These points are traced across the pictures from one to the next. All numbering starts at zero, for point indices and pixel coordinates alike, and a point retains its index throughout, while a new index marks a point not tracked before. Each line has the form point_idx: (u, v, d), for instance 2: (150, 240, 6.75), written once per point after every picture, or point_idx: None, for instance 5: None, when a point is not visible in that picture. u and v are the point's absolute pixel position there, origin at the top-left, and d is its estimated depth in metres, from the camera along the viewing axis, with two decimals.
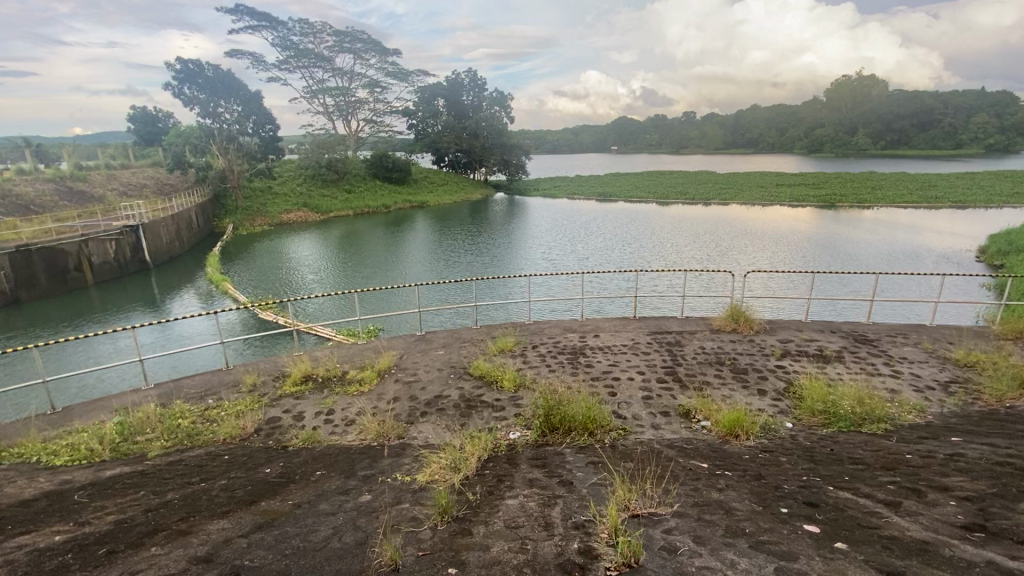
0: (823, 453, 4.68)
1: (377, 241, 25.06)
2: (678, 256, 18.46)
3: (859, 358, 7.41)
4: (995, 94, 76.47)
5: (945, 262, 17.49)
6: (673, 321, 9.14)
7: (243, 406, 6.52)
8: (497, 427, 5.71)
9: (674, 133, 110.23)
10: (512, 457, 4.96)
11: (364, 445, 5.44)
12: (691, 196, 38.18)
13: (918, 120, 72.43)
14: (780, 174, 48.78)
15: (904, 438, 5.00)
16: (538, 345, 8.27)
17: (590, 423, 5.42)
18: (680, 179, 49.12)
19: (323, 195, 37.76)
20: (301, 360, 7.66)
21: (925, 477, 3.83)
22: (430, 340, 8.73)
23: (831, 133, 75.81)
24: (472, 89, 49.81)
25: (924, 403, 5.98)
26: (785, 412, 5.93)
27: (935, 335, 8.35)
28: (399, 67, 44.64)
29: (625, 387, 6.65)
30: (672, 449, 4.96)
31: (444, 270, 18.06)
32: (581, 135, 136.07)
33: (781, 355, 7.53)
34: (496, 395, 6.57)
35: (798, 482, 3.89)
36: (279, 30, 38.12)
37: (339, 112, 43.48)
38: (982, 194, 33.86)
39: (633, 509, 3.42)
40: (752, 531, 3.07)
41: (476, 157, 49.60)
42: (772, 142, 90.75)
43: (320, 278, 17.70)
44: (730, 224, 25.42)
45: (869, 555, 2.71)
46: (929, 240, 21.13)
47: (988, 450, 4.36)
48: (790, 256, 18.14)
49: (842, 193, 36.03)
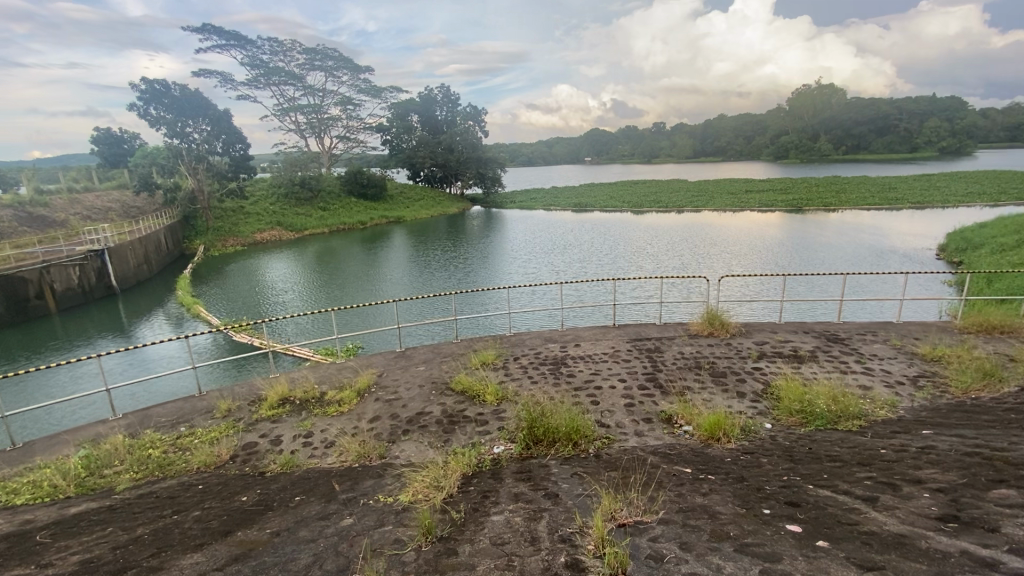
0: (802, 452, 4.77)
1: (354, 258, 24.77)
2: (655, 263, 18.73)
3: (832, 357, 7.61)
4: (944, 100, 80.44)
5: (909, 260, 18.28)
6: (652, 328, 9.23)
7: (218, 433, 6.33)
8: (480, 442, 5.66)
9: (646, 143, 112.38)
10: (496, 471, 4.91)
11: (344, 467, 5.33)
12: (664, 204, 38.94)
13: (876, 126, 75.94)
14: (749, 181, 50.08)
15: (878, 433, 5.13)
16: (519, 357, 8.27)
17: (575, 434, 5.41)
18: (653, 188, 50.15)
19: (297, 213, 37.30)
20: (278, 382, 7.46)
21: (899, 471, 3.93)
22: (410, 356, 8.62)
23: (795, 139, 78.76)
24: (445, 104, 50.33)
25: (895, 399, 6.16)
26: (764, 413, 6.02)
27: (902, 331, 8.64)
28: (371, 83, 44.62)
29: (607, 396, 6.66)
30: (655, 454, 5.02)
31: (421, 285, 17.89)
32: (555, 147, 137.69)
33: (758, 357, 7.68)
34: (478, 409, 6.50)
35: (779, 482, 3.96)
36: (248, 49, 37.80)
37: (311, 129, 43.15)
38: (939, 195, 35.42)
39: (618, 518, 3.40)
40: (737, 534, 3.10)
41: (452, 171, 49.91)
42: (739, 149, 93.50)
43: (294, 298, 17.31)
44: (703, 231, 25.98)
45: (850, 551, 2.75)
46: (893, 240, 22.05)
47: (957, 441, 4.51)
48: (761, 261, 18.62)
49: (808, 198, 37.18)
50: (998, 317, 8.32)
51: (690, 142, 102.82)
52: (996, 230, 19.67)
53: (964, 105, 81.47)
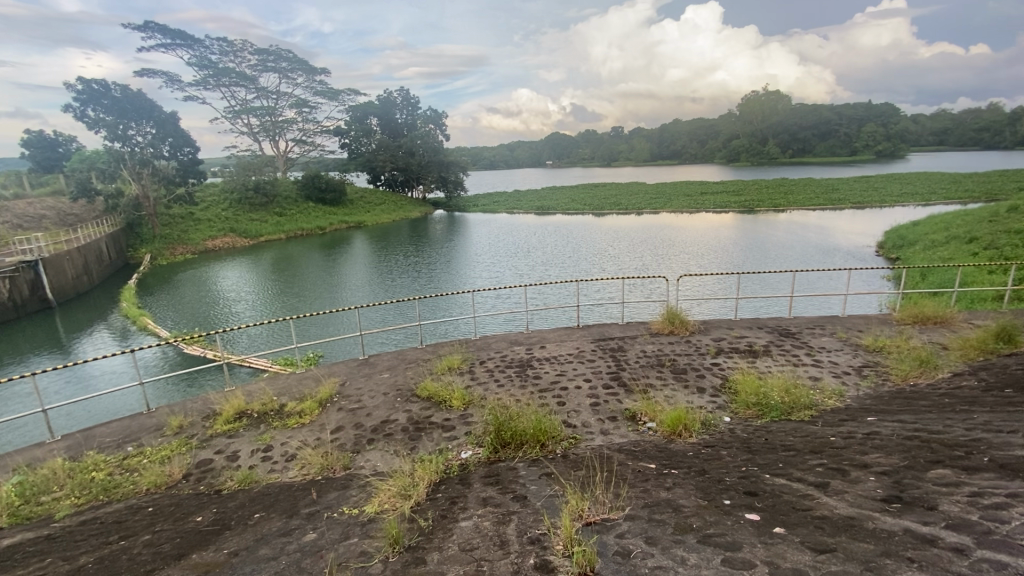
0: (759, 443, 4.96)
1: (314, 265, 24.11)
2: (616, 265, 19.09)
3: (784, 351, 7.95)
4: (879, 106, 85.91)
5: (852, 257, 19.40)
6: (615, 328, 9.42)
7: (169, 451, 6.01)
8: (448, 448, 5.61)
9: (605, 147, 114.57)
10: (464, 477, 4.88)
11: (307, 480, 5.16)
12: (624, 207, 39.81)
13: (819, 131, 80.30)
14: (705, 183, 51.83)
15: (828, 421, 5.41)
16: (485, 360, 8.25)
17: (542, 435, 5.43)
18: (614, 190, 51.19)
19: (251, 219, 36.01)
20: (233, 395, 7.15)
21: (848, 456, 4.15)
22: (374, 363, 8.44)
23: (746, 143, 82.27)
24: (405, 107, 50.05)
25: (842, 388, 6.50)
26: (722, 407, 6.23)
27: (847, 324, 9.12)
28: (327, 85, 43.66)
29: (573, 396, 6.74)
30: (621, 452, 5.11)
31: (383, 291, 17.60)
32: (517, 150, 138.48)
33: (716, 353, 7.94)
34: (445, 414, 6.44)
35: (738, 473, 4.10)
36: (196, 49, 36.30)
37: (265, 132, 41.78)
38: (877, 195, 37.77)
39: (586, 517, 3.43)
40: (699, 525, 3.18)
41: (413, 175, 49.43)
42: (694, 153, 96.68)
43: (250, 308, 16.68)
44: (661, 233, 26.75)
45: (804, 535, 2.88)
46: (837, 238, 23.33)
47: (898, 426, 4.81)
48: (717, 260, 19.31)
49: (759, 199, 38.90)
50: (931, 309, 8.91)
51: (647, 147, 105.68)
52: (928, 228, 21.10)
53: (897, 111, 87.27)
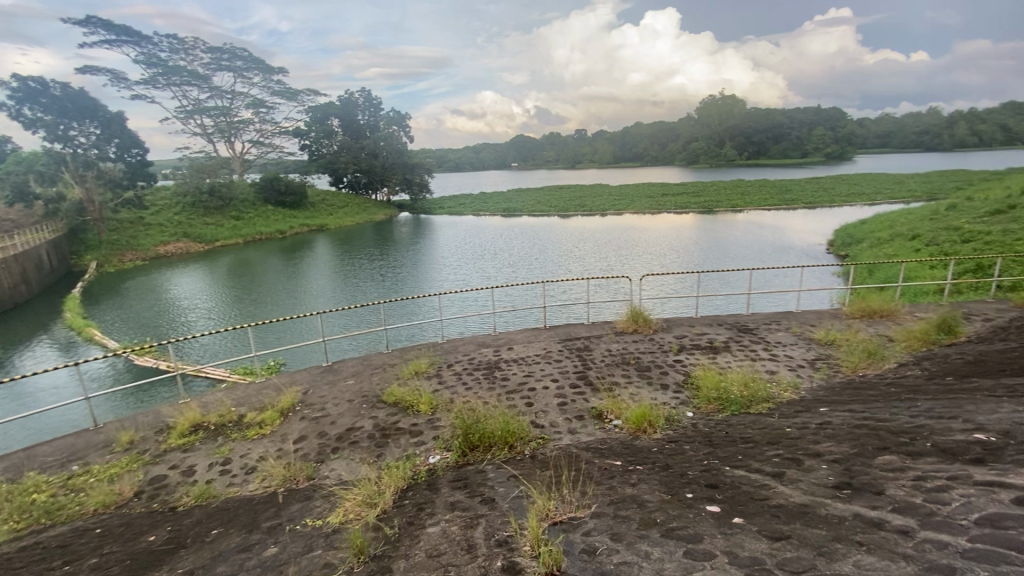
0: (720, 436, 5.11)
1: (274, 270, 23.40)
2: (582, 266, 19.32)
3: (742, 346, 8.23)
4: (827, 111, 90.23)
5: (804, 254, 20.28)
6: (581, 328, 9.53)
7: (118, 469, 5.70)
8: (415, 453, 5.54)
9: (569, 149, 115.92)
10: (432, 482, 4.83)
11: (268, 493, 4.99)
12: (589, 208, 40.37)
13: (773, 135, 83.73)
14: (666, 185, 53.16)
15: (784, 413, 5.63)
16: (453, 364, 8.20)
17: (510, 437, 5.44)
18: (579, 192, 51.84)
19: (206, 223, 34.65)
20: (188, 408, 6.85)
21: (802, 446, 4.33)
22: (337, 370, 8.24)
23: (704, 146, 84.90)
24: (367, 108, 49.27)
25: (797, 380, 6.79)
26: (685, 402, 6.39)
27: (801, 319, 9.52)
28: (285, 85, 42.52)
29: (540, 396, 6.78)
30: (588, 450, 5.17)
31: (347, 295, 17.24)
32: (483, 152, 138.37)
33: (678, 350, 8.15)
34: (412, 420, 6.36)
35: (700, 466, 4.22)
36: (144, 46, 34.69)
37: (220, 133, 40.29)
38: (826, 195, 39.65)
39: (553, 516, 3.46)
40: (663, 520, 3.25)
41: (377, 177, 48.70)
42: (655, 155, 98.96)
43: (206, 315, 16.03)
44: (625, 233, 27.26)
45: (761, 524, 2.99)
46: (790, 237, 24.37)
47: (848, 416, 5.05)
48: (678, 259, 19.86)
49: (718, 200, 40.22)
50: (877, 303, 9.41)
51: (610, 149, 107.57)
52: (873, 226, 22.32)
53: (843, 116, 91.90)
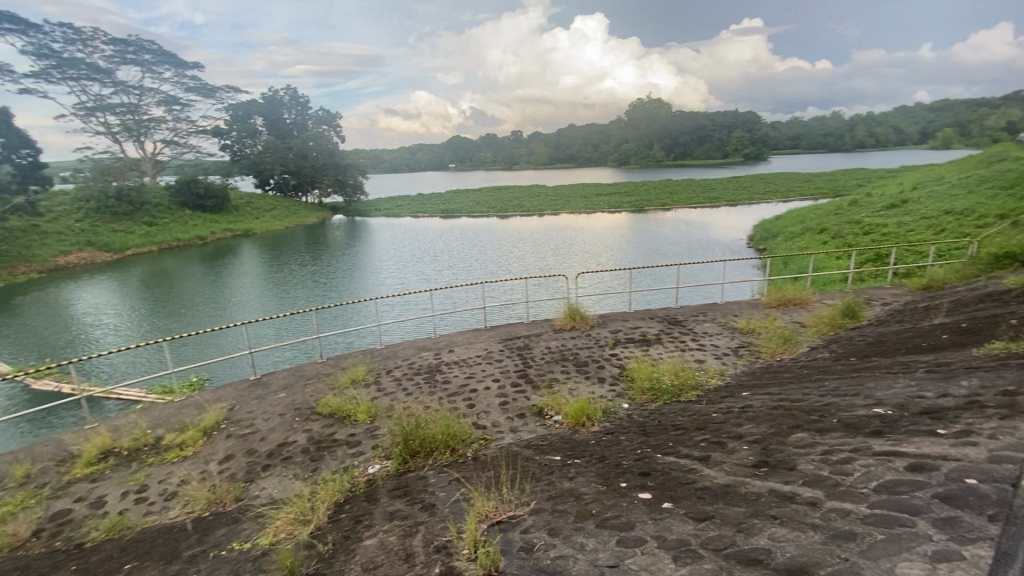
0: (653, 425, 5.34)
1: (195, 279, 21.85)
2: (521, 266, 19.50)
3: (673, 338, 8.64)
4: (744, 115, 96.69)
5: (727, 249, 21.61)
6: (521, 326, 9.63)
7: (12, 507, 5.10)
8: (353, 465, 5.36)
9: (506, 150, 116.72)
10: (371, 492, 4.69)
11: (191, 519, 4.65)
12: (527, 208, 40.84)
13: (696, 137, 88.63)
14: (600, 185, 54.86)
15: (710, 399, 5.97)
16: (392, 369, 8.01)
17: (451, 440, 5.37)
18: (517, 193, 52.36)
19: (114, 230, 31.77)
20: (96, 434, 6.24)
21: (726, 430, 4.61)
22: (268, 383, 7.82)
23: (635, 147, 88.27)
24: (293, 106, 47.11)
25: (723, 368, 7.23)
26: (622, 394, 6.63)
27: (725, 310, 10.14)
28: (201, 82, 39.78)
29: (482, 397, 6.77)
30: (529, 448, 5.23)
31: (277, 304, 16.40)
32: (419, 153, 136.25)
33: (614, 344, 8.43)
34: (349, 430, 6.14)
35: (634, 455, 4.39)
36: (32, 35, 31.24)
37: (127, 132, 37.01)
38: (745, 193, 42.49)
39: (492, 517, 3.46)
40: (598, 511, 3.34)
41: (306, 178, 46.76)
42: (588, 155, 101.61)
43: (117, 331, 14.70)
44: (562, 233, 27.83)
45: (688, 507, 3.15)
46: (715, 233, 25.87)
47: (767, 398, 5.44)
48: (613, 257, 20.53)
49: (648, 199, 42.01)
50: (791, 292, 10.18)
51: (546, 150, 109.43)
52: (787, 221, 24.15)
53: (759, 119, 98.81)
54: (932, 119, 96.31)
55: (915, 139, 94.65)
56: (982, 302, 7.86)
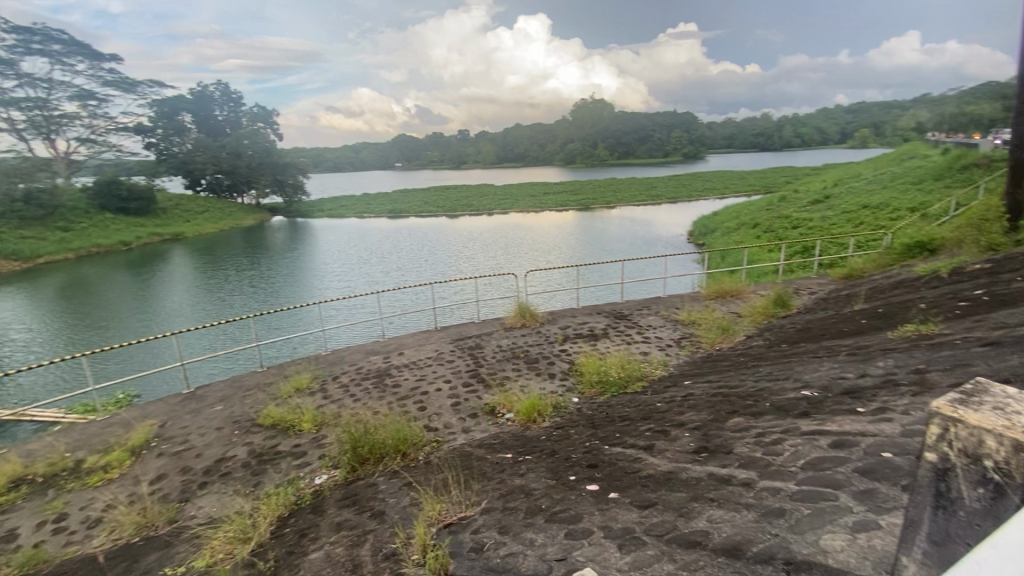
0: (601, 417, 5.47)
1: (119, 287, 20.27)
2: (471, 265, 19.43)
3: (619, 331, 8.89)
4: (683, 116, 100.81)
5: (669, 244, 22.47)
6: (472, 326, 9.59)
7: None
8: (299, 476, 5.16)
9: (454, 149, 115.89)
10: (318, 504, 4.54)
11: (118, 546, 4.33)
12: (476, 208, 40.75)
13: (638, 136, 91.55)
14: (547, 184, 55.60)
15: (655, 389, 6.20)
16: (338, 376, 7.76)
17: (402, 445, 5.26)
18: (466, 192, 52.14)
19: (23, 236, 28.99)
20: (4, 461, 5.68)
21: (669, 418, 4.79)
22: (203, 396, 7.39)
23: (580, 147, 90.02)
24: (225, 103, 44.84)
25: (666, 359, 7.51)
26: (572, 389, 6.76)
27: (668, 303, 10.53)
28: (121, 76, 37.00)
29: (433, 399, 6.69)
30: (481, 447, 5.23)
31: (213, 311, 15.51)
32: (364, 152, 132.83)
33: (563, 340, 8.57)
34: (294, 441, 5.90)
35: (583, 449, 4.48)
36: None
37: (35, 129, 33.83)
38: (684, 191, 44.34)
39: (443, 520, 3.44)
40: (547, 505, 3.39)
41: (242, 178, 44.57)
42: (535, 155, 102.62)
43: (28, 347, 13.40)
44: (511, 232, 27.97)
45: (633, 495, 3.25)
46: (657, 229, 26.82)
47: (708, 386, 5.70)
48: (561, 254, 20.85)
49: (594, 197, 42.98)
50: (728, 285, 10.71)
51: (493, 150, 109.54)
52: (723, 217, 25.39)
53: (696, 120, 103.31)
54: (849, 120, 104.16)
55: (836, 138, 101.98)
56: (895, 288, 8.57)
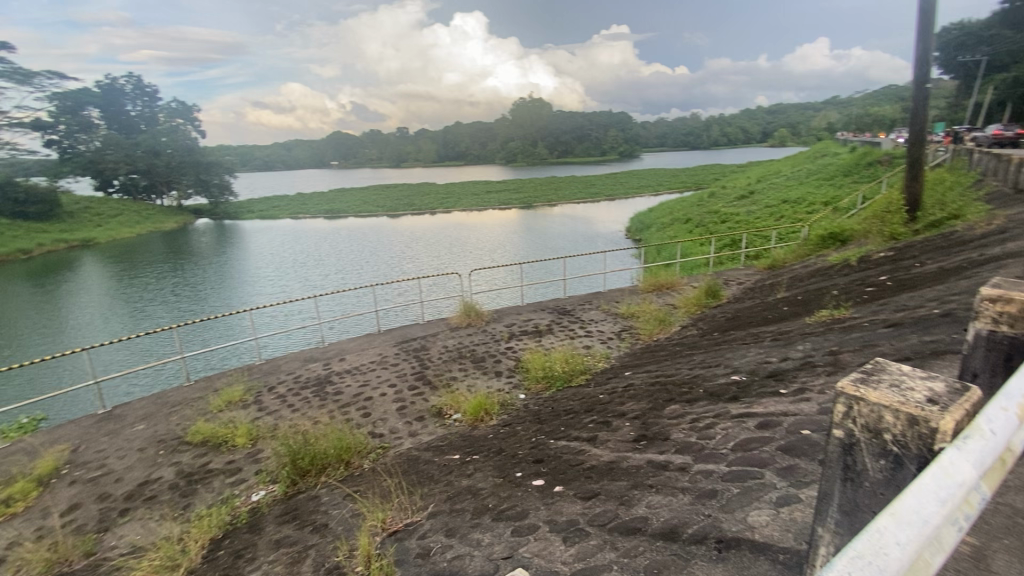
0: (547, 412, 5.57)
1: (17, 301, 18.22)
2: (414, 266, 19.11)
3: (563, 327, 9.07)
4: (618, 115, 104.04)
5: (608, 240, 23.15)
6: (416, 328, 9.44)
7: None
8: (234, 494, 4.89)
9: (393, 147, 113.35)
10: (255, 521, 4.32)
11: None
12: (417, 207, 40.10)
13: (576, 135, 93.54)
14: (489, 182, 55.66)
15: (598, 381, 6.38)
16: (275, 386, 7.39)
17: (345, 453, 5.10)
18: (406, 191, 51.18)
19: None
20: None
21: (611, 409, 4.95)
22: (123, 415, 6.82)
23: (520, 146, 90.73)
24: (137, 97, 41.55)
25: (608, 351, 7.75)
26: (518, 386, 6.82)
27: (608, 297, 10.86)
28: (12, 65, 33.24)
29: (378, 404, 6.53)
30: (428, 450, 5.17)
31: (131, 323, 14.30)
32: (297, 150, 127.18)
33: (509, 337, 8.62)
34: (227, 457, 5.58)
35: (529, 444, 4.54)
36: None
37: None
38: (621, 188, 45.82)
39: (388, 527, 3.38)
40: (494, 504, 3.41)
41: (160, 179, 41.48)
42: (476, 153, 102.35)
43: None
44: (454, 231, 27.78)
45: (577, 487, 3.33)
46: (597, 226, 27.55)
47: (647, 376, 5.93)
48: (504, 253, 20.95)
49: (535, 195, 43.49)
50: (664, 278, 11.19)
51: (434, 148, 108.16)
52: (658, 213, 26.47)
53: (631, 120, 106.95)
54: (769, 121, 111.44)
55: (758, 137, 108.85)
56: (811, 276, 9.28)
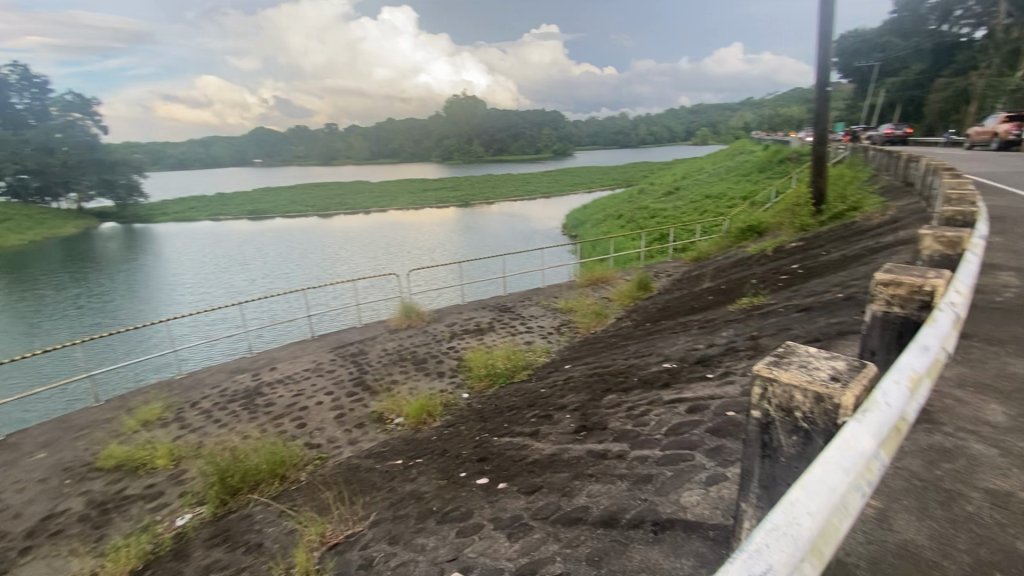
0: (490, 409, 5.59)
1: None
2: (349, 267, 18.48)
3: (504, 324, 9.13)
4: (552, 113, 105.83)
5: (546, 237, 23.55)
6: (353, 331, 9.14)
7: None
8: (156, 520, 4.53)
9: (322, 145, 108.79)
10: (181, 547, 4.03)
11: None
12: (351, 206, 38.77)
13: (511, 133, 94.31)
14: (425, 180, 54.81)
15: (540, 376, 6.48)
16: (199, 401, 6.90)
17: (280, 467, 4.86)
18: (339, 190, 49.31)
19: None
20: None
21: (552, 402, 5.06)
22: (19, 443, 6.11)
23: (455, 144, 90.10)
24: (23, 88, 37.24)
25: (548, 346, 7.90)
26: (461, 385, 6.80)
27: (547, 293, 11.06)
28: None
29: (315, 413, 6.28)
30: (368, 457, 5.04)
31: (25, 342, 12.79)
32: (216, 146, 118.97)
33: (450, 337, 8.56)
34: (146, 481, 5.15)
35: (473, 443, 4.54)
36: None
37: None
38: (557, 185, 46.76)
39: (328, 540, 3.27)
40: (438, 506, 3.39)
41: (55, 179, 37.45)
42: (410, 150, 100.47)
43: None
44: (391, 230, 27.14)
45: (521, 483, 3.38)
46: (534, 223, 27.92)
47: (586, 368, 6.11)
48: (442, 252, 20.75)
49: (473, 193, 43.41)
50: (599, 272, 11.55)
51: (366, 145, 105.01)
52: (593, 209, 27.24)
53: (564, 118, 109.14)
54: (692, 121, 117.83)
55: (682, 137, 114.83)
56: (733, 267, 9.93)
